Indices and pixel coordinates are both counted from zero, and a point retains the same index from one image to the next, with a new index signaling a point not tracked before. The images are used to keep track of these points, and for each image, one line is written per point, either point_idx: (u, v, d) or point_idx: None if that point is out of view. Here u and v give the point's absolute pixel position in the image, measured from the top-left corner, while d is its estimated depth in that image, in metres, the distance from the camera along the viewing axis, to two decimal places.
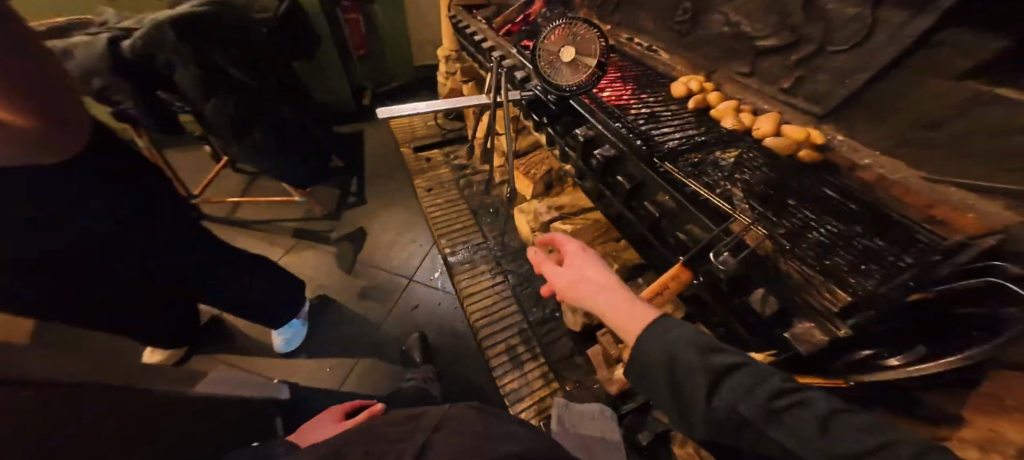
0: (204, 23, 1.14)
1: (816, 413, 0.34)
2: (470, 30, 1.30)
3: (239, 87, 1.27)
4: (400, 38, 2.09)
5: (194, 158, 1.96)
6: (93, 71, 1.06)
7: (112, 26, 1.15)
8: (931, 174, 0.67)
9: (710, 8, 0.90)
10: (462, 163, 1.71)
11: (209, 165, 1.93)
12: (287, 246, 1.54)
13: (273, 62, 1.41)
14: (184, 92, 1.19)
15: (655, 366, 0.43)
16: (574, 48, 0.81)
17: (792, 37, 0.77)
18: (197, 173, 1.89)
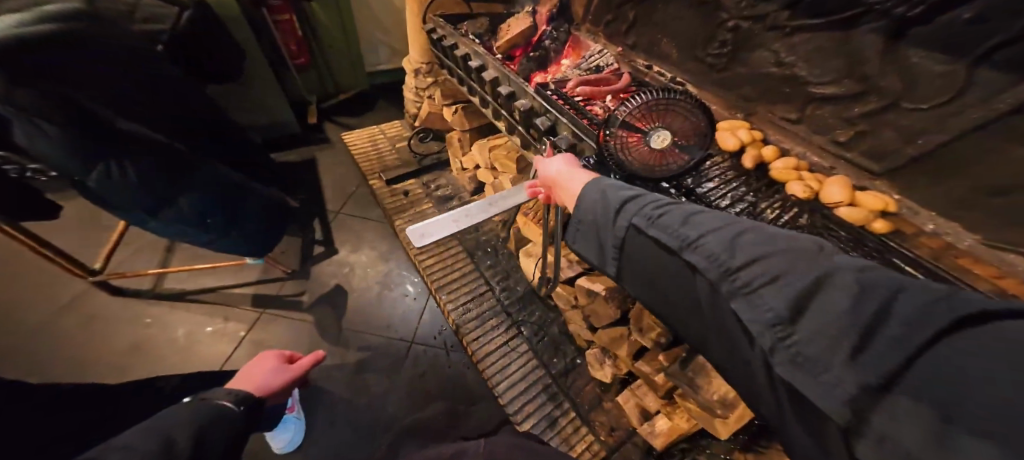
0: (44, 48, 0.77)
1: (686, 216, 0.42)
2: (461, 53, 1.08)
3: (146, 145, 0.93)
4: (350, 39, 1.92)
5: (81, 213, 1.54)
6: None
7: None
8: (989, 237, 0.63)
9: (757, 43, 0.80)
10: (447, 193, 1.54)
11: (102, 220, 1.52)
12: (249, 320, 1.29)
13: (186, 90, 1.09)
14: (41, 155, 0.82)
15: (580, 204, 0.53)
16: (668, 135, 0.63)
17: (861, 86, 0.68)
18: (90, 233, 1.48)
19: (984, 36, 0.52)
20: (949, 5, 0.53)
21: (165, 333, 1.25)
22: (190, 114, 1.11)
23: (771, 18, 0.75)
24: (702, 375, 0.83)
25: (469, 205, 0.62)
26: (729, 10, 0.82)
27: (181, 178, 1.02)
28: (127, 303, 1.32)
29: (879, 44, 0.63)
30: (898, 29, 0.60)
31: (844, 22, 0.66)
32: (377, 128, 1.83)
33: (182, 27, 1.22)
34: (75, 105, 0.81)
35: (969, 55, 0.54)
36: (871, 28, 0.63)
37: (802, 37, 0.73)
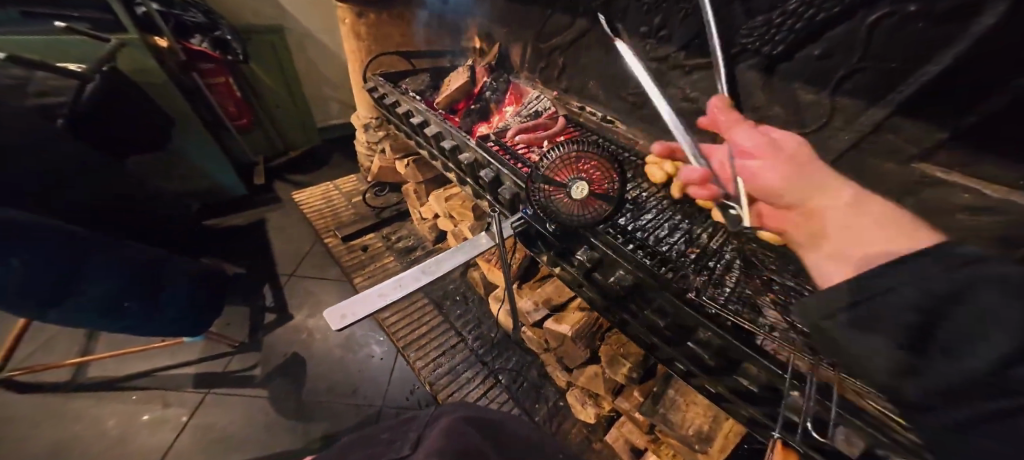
0: None
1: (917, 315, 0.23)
2: (404, 111, 1.13)
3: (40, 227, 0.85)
4: (293, 96, 1.93)
5: None
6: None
7: None
8: None
9: (666, 82, 0.89)
10: (409, 243, 1.54)
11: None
12: (191, 406, 1.16)
13: None
14: None
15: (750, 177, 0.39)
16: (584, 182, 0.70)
17: (754, 115, 0.76)
18: None
19: (831, 69, 0.60)
20: (803, 44, 0.62)
21: (91, 430, 1.09)
22: None
23: (672, 59, 0.85)
24: (675, 411, 0.86)
25: (403, 273, 0.63)
26: (638, 54, 0.92)
27: (95, 261, 0.94)
28: (37, 406, 1.14)
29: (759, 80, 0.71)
30: (768, 63, 0.68)
31: (727, 60, 0.75)
32: (331, 184, 1.81)
33: (85, 98, 1.20)
34: None
35: (829, 87, 0.62)
36: (750, 65, 0.72)
37: (700, 76, 0.82)
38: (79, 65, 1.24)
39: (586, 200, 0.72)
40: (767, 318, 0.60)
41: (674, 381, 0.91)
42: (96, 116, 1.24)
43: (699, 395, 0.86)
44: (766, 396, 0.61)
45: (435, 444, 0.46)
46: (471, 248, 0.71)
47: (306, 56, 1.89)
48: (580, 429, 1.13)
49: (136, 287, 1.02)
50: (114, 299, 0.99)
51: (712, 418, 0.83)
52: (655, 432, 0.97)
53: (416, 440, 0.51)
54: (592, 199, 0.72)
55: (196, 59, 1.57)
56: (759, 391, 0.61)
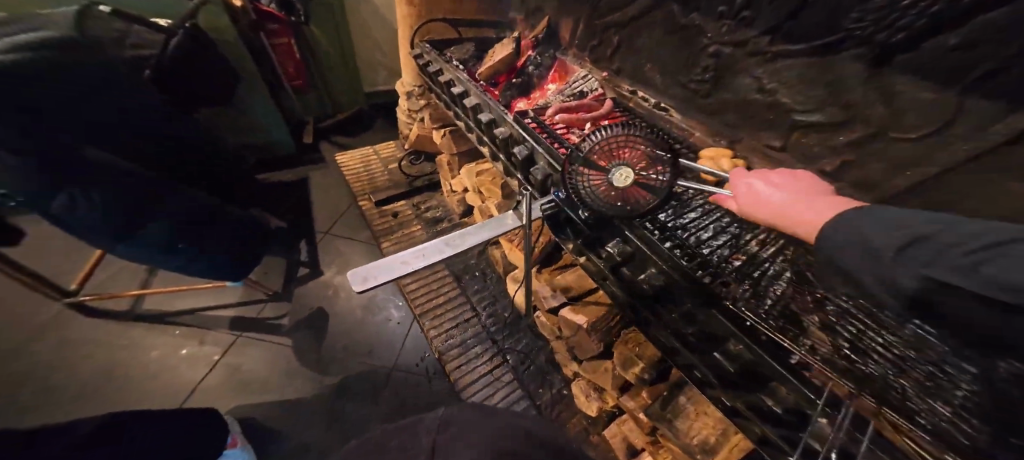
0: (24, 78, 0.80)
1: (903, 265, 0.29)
2: (445, 80, 1.11)
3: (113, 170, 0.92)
4: (347, 62, 1.98)
5: (47, 233, 1.49)
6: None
7: None
8: None
9: (739, 70, 0.78)
10: (437, 215, 1.54)
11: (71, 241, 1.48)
12: (225, 344, 1.25)
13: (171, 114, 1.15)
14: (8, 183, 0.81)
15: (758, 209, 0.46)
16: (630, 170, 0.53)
17: (846, 114, 0.64)
18: (57, 254, 1.42)
19: (966, 67, 0.47)
20: (938, 29, 0.48)
21: (137, 357, 1.21)
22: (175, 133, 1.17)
23: (752, 44, 0.74)
24: (682, 418, 0.81)
25: (426, 244, 0.59)
26: (710, 35, 0.81)
27: (153, 205, 1.01)
28: (94, 327, 1.27)
29: (863, 73, 0.59)
30: (881, 54, 0.56)
31: (827, 48, 0.63)
32: (372, 150, 1.86)
33: (171, 52, 1.22)
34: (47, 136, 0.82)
35: (958, 86, 0.48)
36: (855, 55, 0.60)
37: (782, 65, 0.71)
38: (167, 21, 1.33)
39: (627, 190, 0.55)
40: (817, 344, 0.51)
41: (688, 389, 0.85)
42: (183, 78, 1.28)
43: (713, 407, 0.80)
44: (789, 421, 0.53)
45: None
46: (497, 226, 0.66)
47: (363, 23, 1.91)
48: (580, 421, 1.11)
49: (189, 233, 1.09)
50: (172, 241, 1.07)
51: (720, 431, 0.78)
52: (655, 435, 0.92)
53: None
54: (637, 189, 0.54)
55: (264, 20, 1.63)
56: (781, 414, 0.54)
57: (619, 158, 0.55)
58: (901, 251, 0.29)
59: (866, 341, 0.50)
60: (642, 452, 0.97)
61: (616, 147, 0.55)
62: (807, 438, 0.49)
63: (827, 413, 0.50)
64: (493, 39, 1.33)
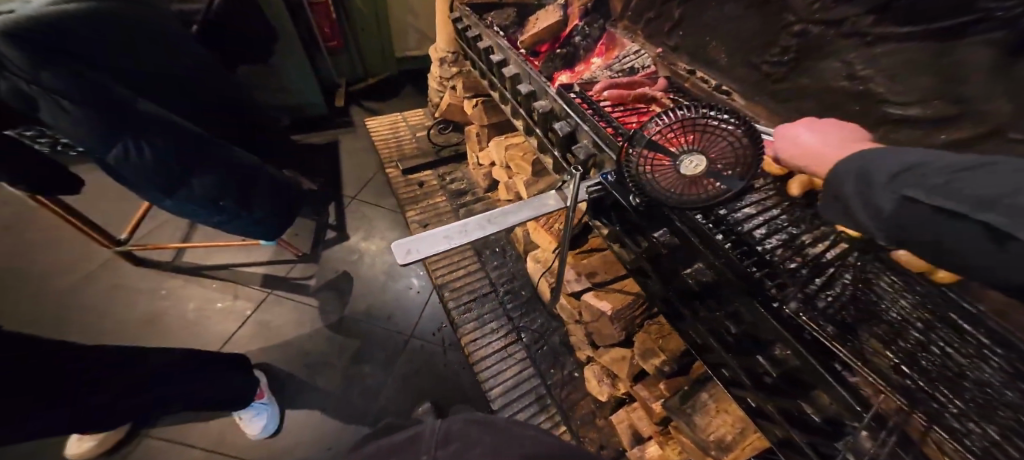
0: (79, 28, 0.80)
1: (896, 190, 0.30)
2: (485, 46, 1.04)
3: (167, 126, 0.94)
4: (381, 24, 1.92)
5: (94, 182, 1.56)
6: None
7: None
8: None
9: (826, 52, 0.69)
10: (462, 188, 1.51)
11: (114, 190, 1.55)
12: (256, 299, 1.31)
13: (213, 71, 1.16)
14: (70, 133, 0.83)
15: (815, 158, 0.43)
16: (705, 157, 0.47)
17: (956, 108, 0.55)
18: (104, 204, 1.50)
19: None
20: None
21: (177, 306, 1.28)
22: (215, 90, 1.17)
23: (849, 24, 0.64)
24: (702, 414, 0.76)
25: (466, 220, 0.55)
26: (796, 12, 0.71)
27: (201, 160, 1.03)
28: (139, 275, 1.34)
29: (993, 62, 0.50)
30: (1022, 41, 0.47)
31: (948, 31, 0.54)
32: (401, 116, 1.82)
33: (216, 8, 1.21)
34: (105, 88, 0.83)
35: None
36: (985, 40, 0.50)
37: (882, 48, 0.62)
38: None
39: (694, 178, 0.49)
40: (872, 353, 0.49)
41: (709, 383, 0.80)
42: (222, 34, 1.26)
43: (734, 404, 0.75)
44: (822, 430, 0.51)
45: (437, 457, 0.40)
46: (543, 208, 0.61)
47: None
48: (588, 403, 1.11)
49: (232, 191, 1.12)
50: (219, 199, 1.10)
51: (739, 430, 0.73)
52: (665, 424, 0.92)
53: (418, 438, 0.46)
54: (705, 179, 0.48)
55: None
56: (818, 423, 0.51)
57: (688, 142, 0.48)
58: (893, 177, 0.30)
59: (924, 358, 0.48)
60: (649, 440, 0.96)
61: (690, 130, 0.47)
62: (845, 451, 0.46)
63: (871, 426, 0.46)
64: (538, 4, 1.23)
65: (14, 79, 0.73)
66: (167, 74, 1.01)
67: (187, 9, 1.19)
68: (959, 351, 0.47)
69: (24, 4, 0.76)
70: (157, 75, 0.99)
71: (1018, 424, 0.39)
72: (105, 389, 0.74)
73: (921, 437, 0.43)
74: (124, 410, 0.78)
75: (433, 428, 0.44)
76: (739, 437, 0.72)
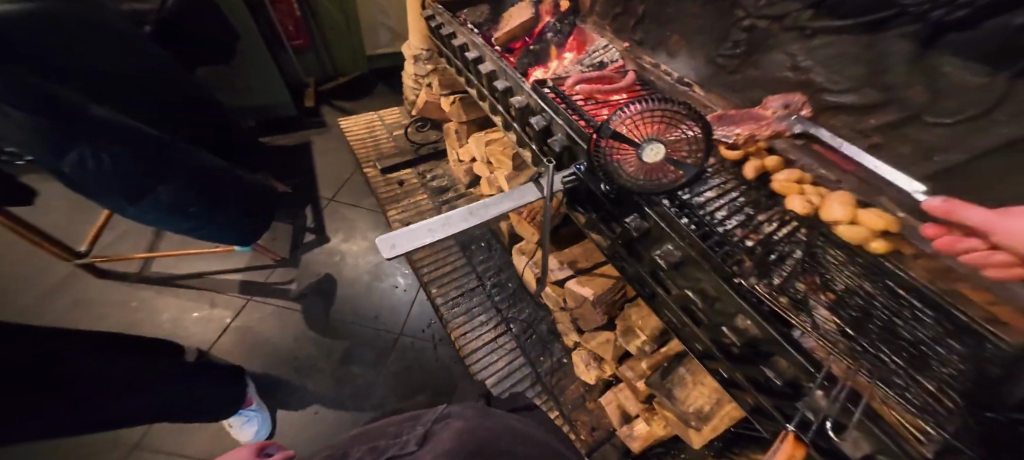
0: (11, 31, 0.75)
1: None
2: (459, 43, 1.05)
3: (125, 132, 0.89)
4: (349, 21, 1.87)
5: (43, 194, 1.45)
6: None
7: None
8: None
9: (774, 45, 0.78)
10: (442, 185, 1.52)
11: (67, 202, 1.44)
12: (234, 308, 1.27)
13: (174, 72, 1.11)
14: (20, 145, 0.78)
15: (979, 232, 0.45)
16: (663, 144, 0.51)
17: (883, 95, 0.65)
18: (56, 217, 1.39)
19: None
20: (1000, 9, 0.48)
21: (148, 319, 1.22)
22: (178, 92, 1.12)
23: (791, 18, 0.73)
24: (680, 387, 0.83)
25: (450, 213, 0.58)
26: (748, 9, 0.79)
27: (160, 164, 0.98)
28: (103, 290, 1.27)
29: (911, 52, 0.59)
30: (931, 34, 0.56)
31: (873, 24, 0.62)
32: (375, 114, 1.80)
33: (171, 6, 1.15)
34: (48, 94, 0.78)
35: (1007, 70, 0.49)
36: (903, 33, 0.59)
37: (823, 41, 0.71)
38: None
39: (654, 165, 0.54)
40: (820, 320, 0.56)
41: (686, 359, 0.87)
42: (179, 32, 1.20)
43: (710, 377, 0.80)
44: (785, 392, 0.56)
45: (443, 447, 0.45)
46: (523, 200, 0.64)
47: None
48: (578, 387, 1.17)
49: (200, 196, 1.08)
50: (186, 205, 1.06)
51: (715, 400, 0.79)
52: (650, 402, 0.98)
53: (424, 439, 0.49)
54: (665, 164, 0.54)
55: None
56: (780, 386, 0.56)
57: (649, 133, 0.52)
58: None
59: (868, 323, 0.55)
60: (636, 419, 1.01)
61: (650, 121, 0.52)
62: (801, 406, 0.50)
63: (824, 385, 0.50)
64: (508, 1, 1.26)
65: None
66: (118, 77, 0.96)
67: (140, 7, 1.12)
68: (898, 315, 0.55)
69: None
70: (110, 80, 0.94)
71: (952, 377, 0.47)
72: (106, 389, 0.72)
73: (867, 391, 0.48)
74: (110, 414, 0.75)
75: (436, 410, 0.57)
76: (716, 406, 0.77)
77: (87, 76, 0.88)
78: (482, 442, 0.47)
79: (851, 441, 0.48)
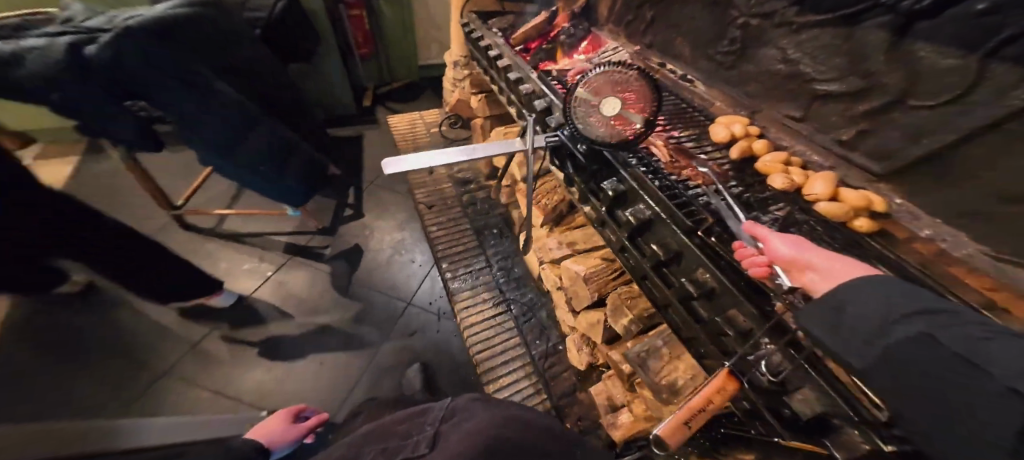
0: (189, 30, 1.03)
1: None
2: (484, 43, 1.23)
3: (236, 103, 1.15)
4: (408, 38, 2.17)
5: (163, 158, 1.81)
6: (55, 81, 0.90)
7: (79, 24, 0.94)
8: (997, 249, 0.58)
9: (767, 40, 0.87)
10: (466, 177, 1.71)
11: (176, 164, 1.79)
12: (278, 263, 1.47)
13: (275, 67, 1.40)
14: (177, 109, 1.06)
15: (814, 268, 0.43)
16: (618, 100, 0.68)
17: (865, 82, 0.70)
18: (166, 174, 1.74)
19: (994, 27, 0.52)
20: None
21: (212, 262, 1.46)
22: (275, 82, 1.42)
23: (780, 15, 0.82)
24: (656, 359, 0.79)
25: (448, 150, 0.70)
26: (741, 8, 0.90)
27: (252, 124, 1.22)
28: (185, 237, 1.55)
29: (885, 43, 0.66)
30: (905, 24, 0.62)
31: (852, 17, 0.70)
32: (416, 114, 2.02)
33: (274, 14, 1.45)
34: (199, 73, 1.06)
35: (979, 49, 0.54)
36: (877, 23, 0.66)
37: (809, 36, 0.78)
38: None
39: (615, 118, 0.70)
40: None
41: (666, 334, 0.84)
42: (278, 34, 1.52)
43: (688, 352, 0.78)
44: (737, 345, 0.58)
45: (453, 450, 0.44)
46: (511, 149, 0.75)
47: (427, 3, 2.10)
48: (570, 376, 1.16)
49: (275, 160, 1.33)
50: (258, 165, 1.30)
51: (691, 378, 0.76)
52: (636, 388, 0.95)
53: (434, 441, 0.49)
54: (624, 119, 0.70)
55: None
56: (734, 337, 0.58)
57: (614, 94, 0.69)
58: None
59: None
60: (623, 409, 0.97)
61: (617, 82, 0.67)
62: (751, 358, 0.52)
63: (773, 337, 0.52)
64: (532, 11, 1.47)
65: (149, 63, 0.96)
66: (239, 66, 1.24)
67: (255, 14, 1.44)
68: None
69: (149, 10, 0.99)
70: (234, 68, 1.22)
71: None
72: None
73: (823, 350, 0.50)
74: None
75: (442, 405, 0.59)
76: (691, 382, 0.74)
77: (221, 61, 1.16)
78: (492, 431, 0.48)
79: (802, 400, 0.49)
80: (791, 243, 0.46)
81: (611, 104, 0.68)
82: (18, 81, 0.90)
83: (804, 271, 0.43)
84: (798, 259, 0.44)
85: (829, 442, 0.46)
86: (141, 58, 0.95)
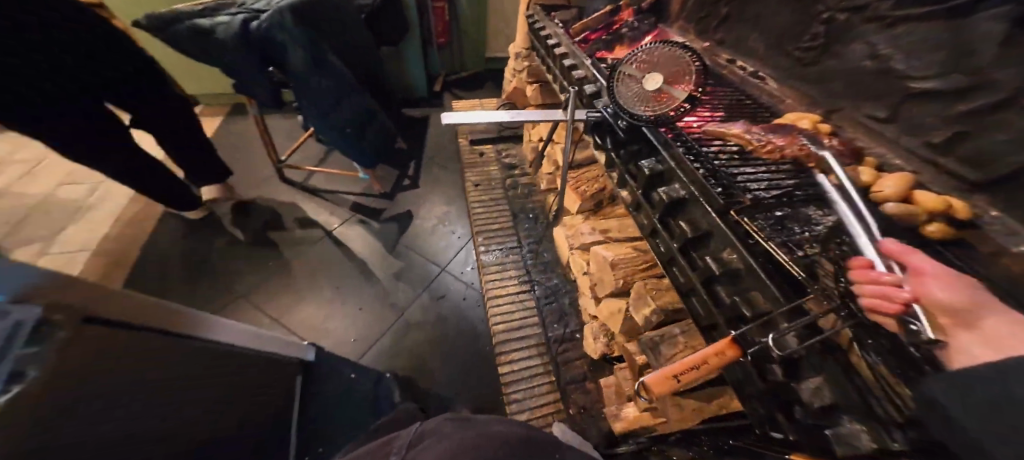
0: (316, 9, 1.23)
1: None
2: (545, 33, 1.29)
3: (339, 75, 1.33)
4: (482, 32, 2.32)
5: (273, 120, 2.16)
6: (233, 52, 1.14)
7: (249, 8, 1.16)
8: None
9: (854, 36, 0.79)
10: (512, 163, 1.78)
11: (282, 126, 2.12)
12: (343, 217, 1.66)
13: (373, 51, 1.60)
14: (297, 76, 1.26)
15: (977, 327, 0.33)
16: (661, 74, 0.77)
17: (973, 80, 0.60)
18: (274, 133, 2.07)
19: None
20: None
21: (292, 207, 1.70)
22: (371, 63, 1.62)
23: (871, 8, 0.74)
24: (669, 346, 0.76)
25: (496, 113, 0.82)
26: (827, 3, 0.83)
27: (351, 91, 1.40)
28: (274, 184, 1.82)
29: (1001, 32, 0.55)
30: None
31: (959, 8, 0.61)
32: (477, 101, 2.15)
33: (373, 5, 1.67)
34: (318, 45, 1.25)
35: None
36: (992, 15, 0.56)
37: (903, 30, 0.70)
38: None
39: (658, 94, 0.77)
40: (808, 254, 0.53)
41: (685, 325, 0.80)
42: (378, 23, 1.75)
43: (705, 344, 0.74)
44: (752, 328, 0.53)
45: None
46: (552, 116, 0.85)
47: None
48: (583, 365, 1.15)
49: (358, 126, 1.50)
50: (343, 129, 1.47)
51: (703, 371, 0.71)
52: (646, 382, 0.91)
53: None
54: (664, 94, 0.76)
55: None
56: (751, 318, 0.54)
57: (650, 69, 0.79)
58: None
59: None
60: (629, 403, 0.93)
61: (658, 57, 0.78)
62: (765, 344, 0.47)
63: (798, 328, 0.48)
64: (595, 6, 1.51)
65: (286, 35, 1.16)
66: (344, 45, 1.44)
67: None
68: None
69: None
70: (342, 47, 1.43)
71: None
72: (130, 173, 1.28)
73: (847, 346, 0.43)
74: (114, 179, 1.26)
75: (411, 431, 0.51)
76: None
77: (333, 39, 1.37)
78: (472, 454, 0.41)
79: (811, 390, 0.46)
80: (957, 288, 0.36)
81: (654, 78, 0.77)
82: (213, 50, 1.15)
83: (959, 322, 0.34)
84: (960, 308, 0.35)
85: (829, 434, 0.43)
86: (284, 31, 1.15)
